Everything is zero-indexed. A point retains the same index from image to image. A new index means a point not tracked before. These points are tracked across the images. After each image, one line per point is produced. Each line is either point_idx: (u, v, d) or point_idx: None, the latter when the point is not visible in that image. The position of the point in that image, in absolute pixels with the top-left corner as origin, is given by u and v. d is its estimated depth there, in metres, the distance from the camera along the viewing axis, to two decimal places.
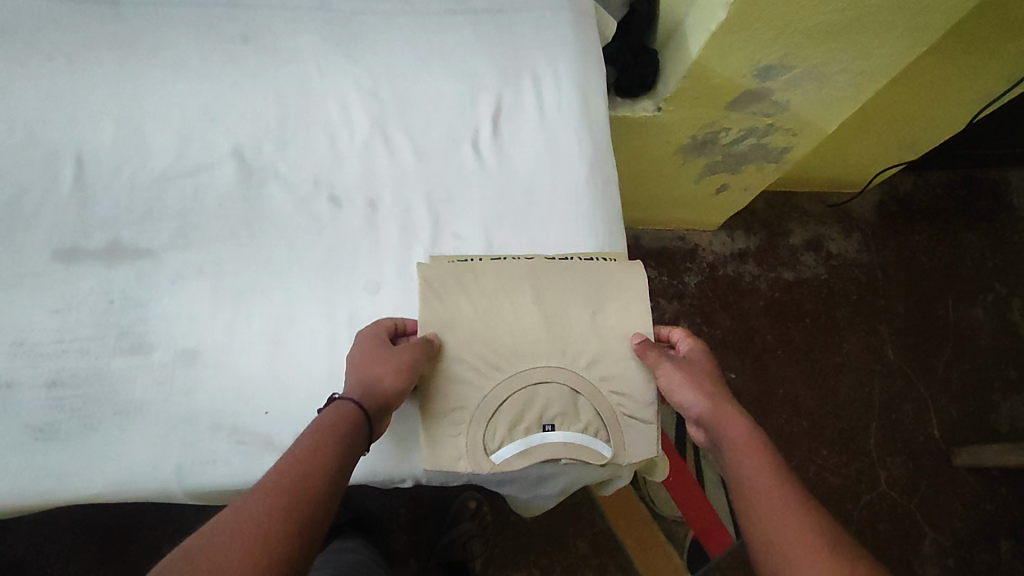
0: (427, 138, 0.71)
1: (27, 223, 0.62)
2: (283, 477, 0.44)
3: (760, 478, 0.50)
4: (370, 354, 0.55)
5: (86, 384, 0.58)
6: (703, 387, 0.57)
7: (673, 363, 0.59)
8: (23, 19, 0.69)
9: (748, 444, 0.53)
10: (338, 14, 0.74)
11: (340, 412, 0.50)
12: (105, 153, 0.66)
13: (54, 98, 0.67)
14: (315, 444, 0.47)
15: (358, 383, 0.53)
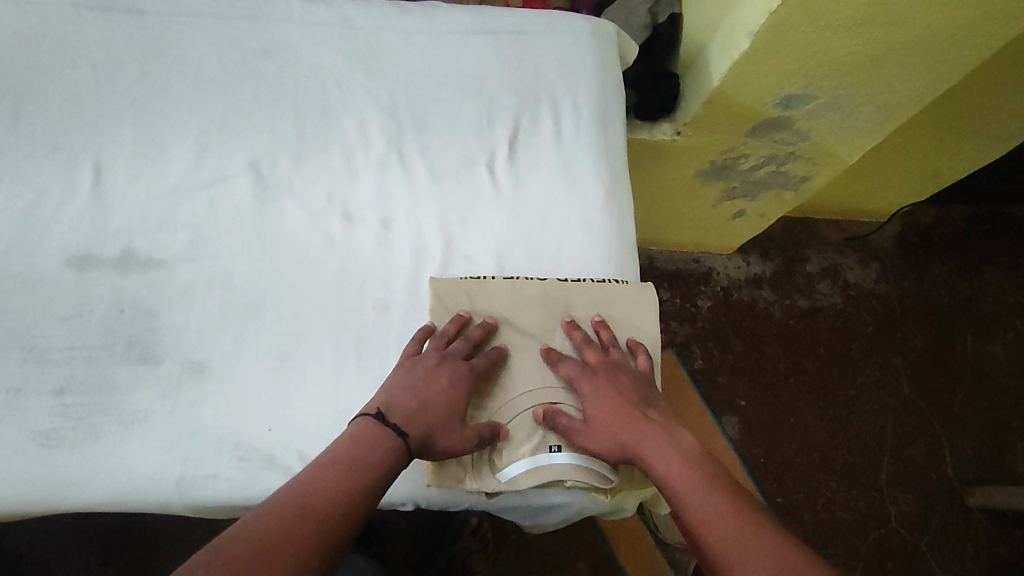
0: (443, 159, 0.71)
1: (43, 229, 0.63)
2: (353, 477, 0.47)
3: (694, 504, 0.48)
4: (450, 414, 0.55)
5: (93, 392, 0.58)
6: (614, 437, 0.55)
7: (577, 431, 0.57)
8: (50, 26, 0.70)
9: (673, 474, 0.51)
10: (359, 31, 0.74)
11: (392, 450, 0.50)
12: (123, 161, 0.66)
13: (77, 106, 0.67)
14: (351, 486, 0.47)
15: (423, 435, 0.53)
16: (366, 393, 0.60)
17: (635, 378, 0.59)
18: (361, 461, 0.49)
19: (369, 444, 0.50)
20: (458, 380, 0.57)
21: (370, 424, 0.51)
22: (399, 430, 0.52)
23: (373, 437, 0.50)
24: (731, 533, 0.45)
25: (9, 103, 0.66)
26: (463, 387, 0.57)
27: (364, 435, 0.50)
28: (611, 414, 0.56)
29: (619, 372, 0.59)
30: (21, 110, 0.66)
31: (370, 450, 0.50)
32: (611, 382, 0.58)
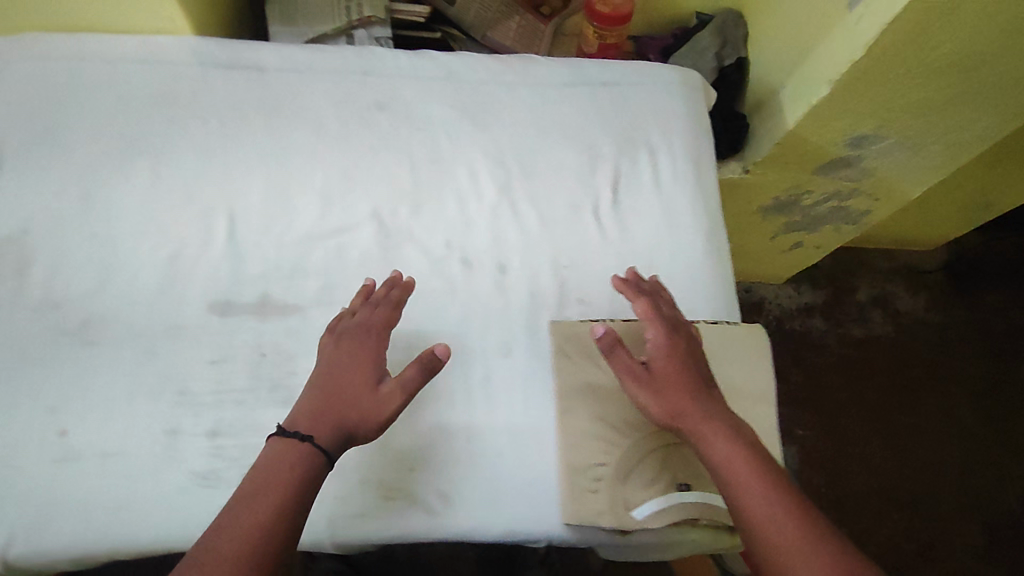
0: (551, 205, 0.74)
1: (185, 277, 0.66)
2: (263, 472, 0.53)
3: (742, 480, 0.54)
4: (360, 385, 0.59)
5: (244, 433, 0.62)
6: (674, 397, 0.60)
7: (636, 378, 0.61)
8: (179, 84, 0.73)
9: (725, 447, 0.56)
10: (465, 84, 0.78)
11: (294, 457, 0.54)
12: (255, 212, 0.70)
13: (209, 159, 0.71)
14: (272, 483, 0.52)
15: (336, 421, 0.57)
16: (491, 428, 0.65)
17: (695, 347, 0.64)
18: (273, 477, 0.52)
19: (277, 463, 0.53)
20: (358, 350, 0.61)
21: (275, 444, 0.55)
22: (305, 434, 0.55)
23: (281, 459, 0.54)
24: (773, 510, 0.51)
25: (149, 159, 0.70)
26: (358, 358, 0.60)
27: (273, 454, 0.54)
28: (677, 376, 0.61)
29: (685, 337, 0.64)
30: (158, 164, 0.70)
31: (280, 466, 0.53)
32: (680, 343, 0.63)
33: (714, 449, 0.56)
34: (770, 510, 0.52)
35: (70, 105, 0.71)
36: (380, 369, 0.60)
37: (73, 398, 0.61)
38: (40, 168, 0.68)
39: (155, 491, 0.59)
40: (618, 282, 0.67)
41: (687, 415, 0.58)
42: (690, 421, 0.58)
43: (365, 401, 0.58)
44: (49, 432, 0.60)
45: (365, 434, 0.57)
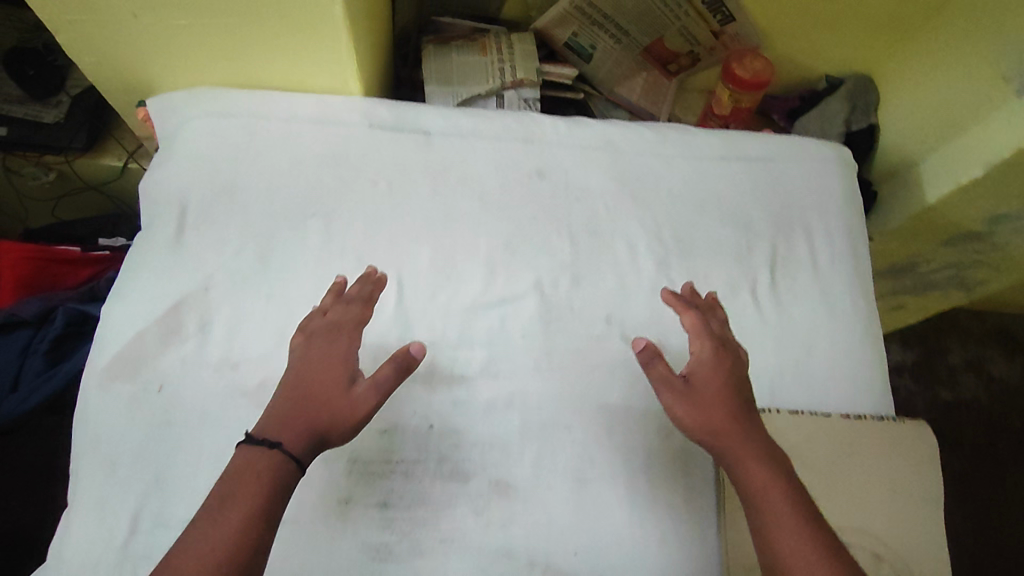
0: (709, 283, 0.73)
1: None
2: (238, 477, 0.50)
3: (779, 517, 0.52)
4: (332, 385, 0.56)
5: (414, 506, 0.62)
6: (714, 415, 0.56)
7: (679, 392, 0.58)
8: (352, 143, 0.78)
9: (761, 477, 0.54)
10: (623, 155, 0.79)
11: (271, 465, 0.51)
12: (422, 278, 0.71)
13: (378, 224, 0.74)
14: (251, 492, 0.50)
15: (306, 423, 0.54)
16: (653, 514, 0.64)
17: (739, 366, 0.60)
18: (242, 490, 0.50)
19: (246, 473, 0.51)
20: (330, 351, 0.59)
21: (243, 451, 0.52)
22: (272, 440, 0.52)
23: (253, 466, 0.51)
24: (806, 550, 0.50)
25: (320, 220, 0.74)
26: (331, 358, 0.58)
27: (242, 462, 0.51)
28: (720, 394, 0.58)
29: (731, 354, 0.61)
30: (331, 221, 0.74)
31: (250, 478, 0.50)
32: (726, 360, 0.60)
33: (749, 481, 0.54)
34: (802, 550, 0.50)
35: (249, 164, 0.76)
36: (349, 368, 0.58)
37: None
38: (222, 227, 0.72)
39: (330, 563, 0.59)
40: (668, 294, 0.65)
41: (728, 438, 0.56)
42: (728, 443, 0.56)
43: (334, 400, 0.55)
44: None
45: (338, 436, 0.55)
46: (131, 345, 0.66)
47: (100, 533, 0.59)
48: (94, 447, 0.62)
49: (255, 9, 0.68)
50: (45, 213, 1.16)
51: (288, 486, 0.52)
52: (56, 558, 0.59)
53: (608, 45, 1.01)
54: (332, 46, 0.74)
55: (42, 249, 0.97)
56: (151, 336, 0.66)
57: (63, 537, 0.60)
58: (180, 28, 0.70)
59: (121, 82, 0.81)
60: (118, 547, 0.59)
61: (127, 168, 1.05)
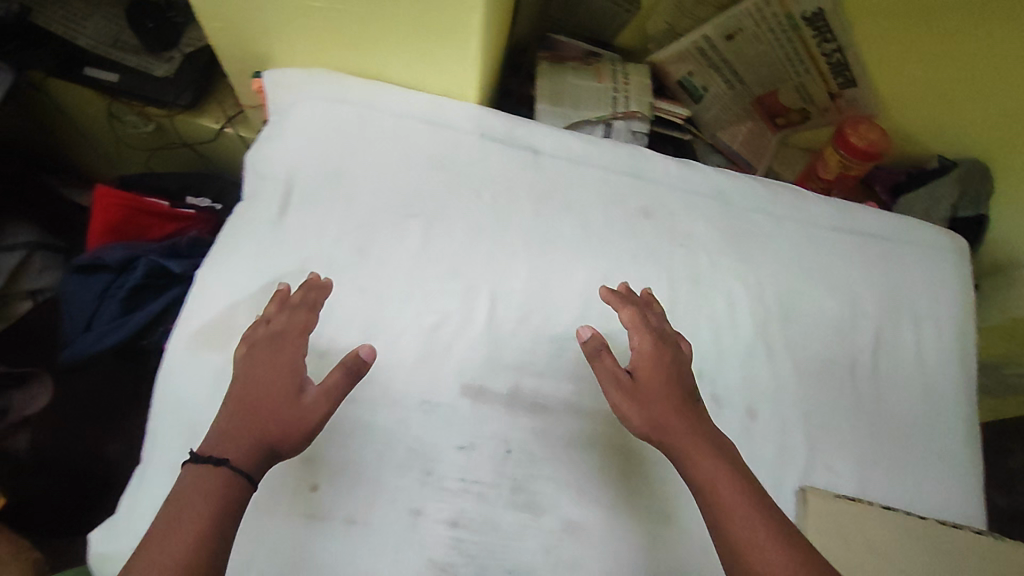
0: (805, 355, 0.71)
1: (443, 355, 0.67)
2: (183, 498, 0.51)
3: (727, 503, 0.52)
4: (279, 396, 0.56)
5: (483, 531, 0.60)
6: (658, 407, 0.56)
7: (622, 390, 0.58)
8: (461, 149, 0.76)
9: (710, 464, 0.54)
10: (732, 209, 0.77)
11: (218, 482, 0.51)
12: (517, 299, 0.70)
13: (483, 238, 0.73)
14: (197, 511, 0.50)
15: (254, 438, 0.54)
16: None
17: (681, 356, 0.60)
18: (190, 505, 0.50)
19: (191, 490, 0.51)
20: (274, 359, 0.58)
21: (190, 470, 0.52)
22: (219, 456, 0.53)
23: (200, 486, 0.51)
24: (755, 530, 0.50)
25: (422, 221, 0.73)
26: (277, 369, 0.58)
27: (188, 482, 0.52)
28: (663, 387, 0.58)
29: (671, 345, 0.61)
30: (432, 225, 0.72)
31: (197, 496, 0.51)
32: (666, 353, 0.60)
33: (700, 469, 0.54)
34: (756, 529, 0.50)
35: (357, 152, 0.75)
36: (297, 375, 0.57)
37: (326, 455, 0.61)
38: (325, 212, 0.72)
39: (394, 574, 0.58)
40: (604, 291, 0.64)
41: (671, 429, 0.55)
42: (673, 435, 0.55)
43: (281, 410, 0.55)
44: (303, 485, 0.60)
45: (288, 446, 0.55)
46: (225, 315, 0.67)
47: None
48: (178, 413, 0.63)
49: (394, 4, 0.68)
50: (138, 162, 1.19)
51: (240, 501, 0.52)
52: (127, 512, 0.60)
53: (720, 88, 0.99)
54: (459, 49, 0.73)
55: (141, 198, 0.99)
56: (244, 311, 0.67)
57: (137, 492, 0.61)
58: (313, 10, 0.71)
59: (243, 50, 0.82)
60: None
61: (223, 132, 1.05)
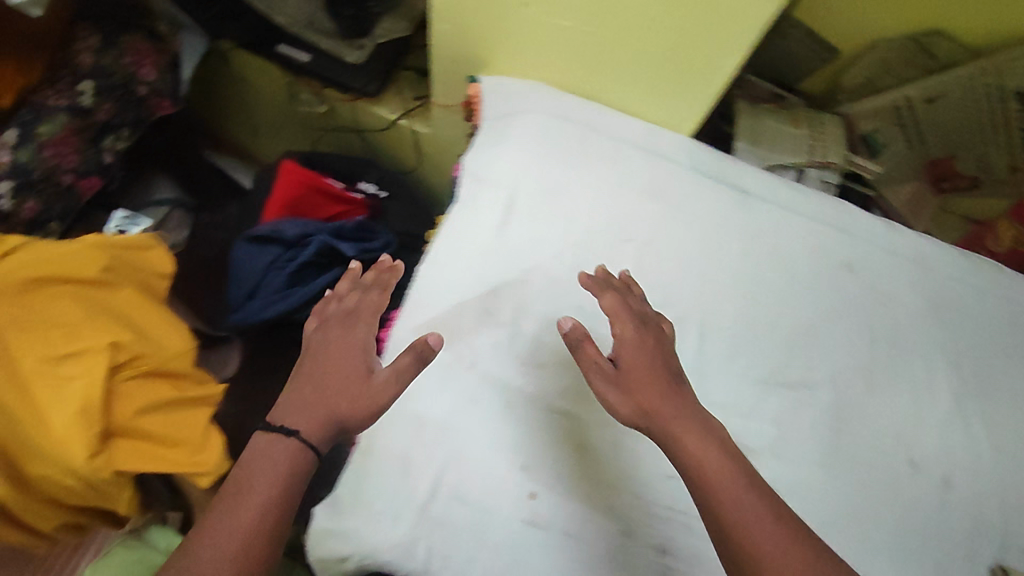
0: (1003, 434, 0.71)
1: None
2: (252, 466, 0.54)
3: (723, 493, 0.50)
4: (353, 374, 0.59)
5: (689, 561, 0.63)
6: (647, 394, 0.56)
7: (608, 377, 0.57)
8: (675, 180, 0.78)
9: (693, 444, 0.52)
10: (935, 275, 0.78)
11: (286, 453, 0.55)
12: (724, 337, 0.73)
13: (694, 273, 0.75)
14: (268, 481, 0.53)
15: (324, 413, 0.57)
16: None
17: (664, 339, 0.61)
18: (262, 476, 0.54)
19: (264, 458, 0.55)
20: (345, 337, 0.62)
21: (260, 439, 0.56)
22: (290, 427, 0.56)
23: (268, 456, 0.55)
24: (761, 526, 0.48)
25: (636, 246, 0.75)
26: (351, 348, 0.61)
27: (258, 451, 0.55)
28: (646, 372, 0.57)
29: (653, 330, 0.61)
30: (645, 252, 0.75)
31: (266, 467, 0.54)
32: (649, 337, 0.60)
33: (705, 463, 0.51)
34: (756, 525, 0.48)
35: (576, 171, 0.77)
36: (365, 359, 0.60)
37: (542, 465, 0.65)
38: (544, 225, 0.75)
39: None
40: (585, 277, 0.65)
41: (658, 415, 0.54)
42: (660, 420, 0.54)
43: (346, 387, 0.58)
44: (521, 491, 0.64)
45: (347, 422, 0.57)
46: (450, 314, 0.70)
47: (395, 480, 0.64)
48: (407, 400, 0.67)
49: (657, 30, 0.70)
50: (302, 141, 1.23)
51: (305, 471, 0.55)
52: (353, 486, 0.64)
53: (900, 147, 0.96)
54: (691, 87, 0.76)
55: (320, 179, 1.04)
56: (468, 311, 0.70)
57: (360, 467, 0.65)
58: (559, 28, 0.75)
59: (462, 55, 0.86)
60: (414, 504, 0.63)
61: (398, 124, 1.08)
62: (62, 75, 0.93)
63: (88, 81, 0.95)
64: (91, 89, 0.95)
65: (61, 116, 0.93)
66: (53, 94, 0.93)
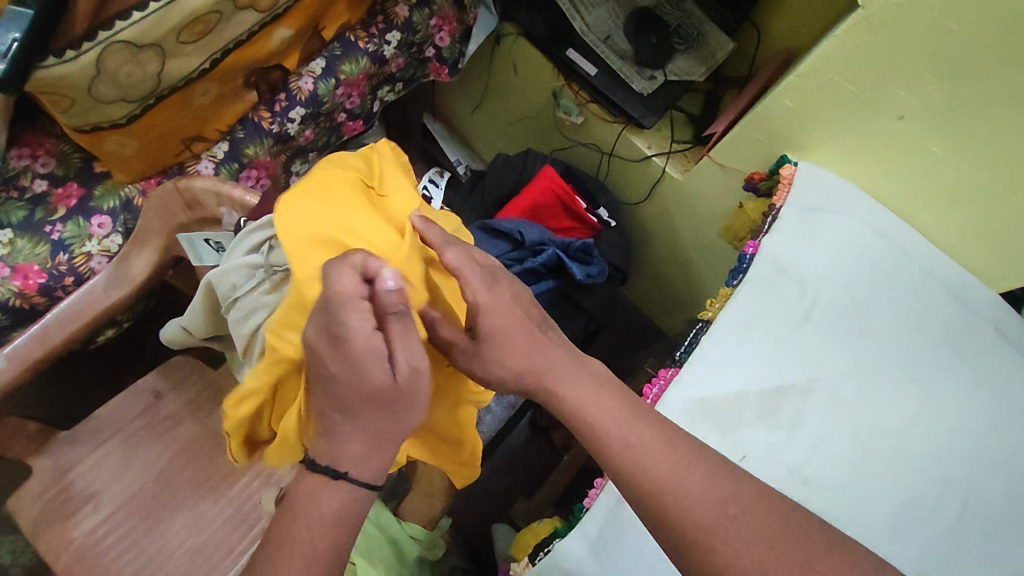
0: None
1: (907, 533, 0.66)
2: (308, 504, 0.46)
3: (644, 467, 0.50)
4: (371, 396, 0.44)
5: None
6: (517, 341, 0.54)
7: (470, 345, 0.54)
8: (974, 335, 0.75)
9: (575, 394, 0.53)
10: None
11: (342, 493, 0.46)
12: (987, 513, 0.67)
13: (962, 436, 0.70)
14: (325, 523, 0.46)
15: (370, 443, 0.46)
16: None
17: (518, 291, 0.57)
18: (309, 522, 0.45)
19: (309, 505, 0.46)
20: (342, 366, 0.44)
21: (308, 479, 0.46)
22: (336, 467, 0.45)
23: (323, 492, 0.46)
24: (726, 518, 0.48)
25: (922, 387, 0.71)
26: (346, 368, 0.44)
27: (308, 490, 0.46)
28: (503, 325, 0.54)
29: (505, 279, 0.56)
30: (929, 397, 0.71)
31: (322, 509, 0.46)
32: (504, 286, 0.56)
33: (707, 505, 0.48)
34: (741, 537, 0.47)
35: (880, 292, 0.75)
36: (379, 361, 0.44)
37: None
38: (838, 339, 0.73)
39: None
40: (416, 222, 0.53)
41: (532, 369, 0.54)
42: (532, 377, 0.54)
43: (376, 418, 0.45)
44: None
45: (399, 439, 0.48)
46: (734, 399, 0.70)
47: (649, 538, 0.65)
48: None
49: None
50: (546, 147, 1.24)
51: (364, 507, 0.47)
52: (602, 530, 0.66)
53: None
54: None
55: (570, 194, 1.05)
56: (753, 403, 0.70)
57: (615, 512, 0.66)
58: (925, 152, 0.74)
59: (783, 134, 0.83)
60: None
61: (650, 160, 1.05)
62: (377, 21, 0.95)
63: (396, 33, 0.96)
64: (395, 42, 0.96)
65: (364, 60, 0.94)
66: (364, 36, 0.94)
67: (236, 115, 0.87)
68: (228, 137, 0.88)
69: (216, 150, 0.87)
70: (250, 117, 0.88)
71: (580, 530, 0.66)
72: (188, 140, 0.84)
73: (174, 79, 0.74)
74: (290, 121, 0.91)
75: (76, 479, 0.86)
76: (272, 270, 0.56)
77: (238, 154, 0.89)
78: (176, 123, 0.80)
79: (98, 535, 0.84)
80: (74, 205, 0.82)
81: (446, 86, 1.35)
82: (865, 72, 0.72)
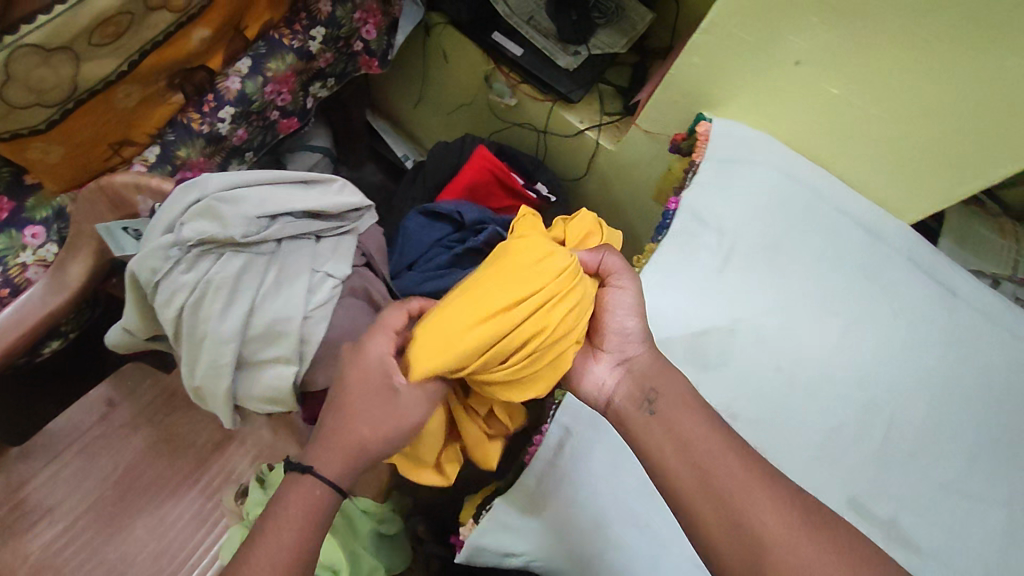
0: None
1: (832, 457, 0.69)
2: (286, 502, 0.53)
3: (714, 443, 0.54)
4: (362, 397, 0.55)
5: None
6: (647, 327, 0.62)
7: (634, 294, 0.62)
8: (889, 267, 0.77)
9: (681, 385, 0.59)
10: None
11: (320, 494, 0.54)
12: (910, 433, 0.69)
13: (885, 361, 0.72)
14: (301, 518, 0.53)
15: (348, 448, 0.55)
16: None
17: None
18: (287, 517, 0.53)
19: (295, 499, 0.53)
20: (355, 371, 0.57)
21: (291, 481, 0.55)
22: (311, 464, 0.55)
23: (302, 493, 0.54)
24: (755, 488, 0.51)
25: (842, 319, 0.74)
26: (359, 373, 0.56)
27: (292, 491, 0.54)
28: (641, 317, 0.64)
29: None
30: (850, 329, 0.74)
31: (299, 506, 0.53)
32: None
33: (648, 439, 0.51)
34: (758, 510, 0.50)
35: (798, 236, 0.78)
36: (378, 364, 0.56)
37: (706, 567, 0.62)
38: (758, 279, 0.76)
39: None
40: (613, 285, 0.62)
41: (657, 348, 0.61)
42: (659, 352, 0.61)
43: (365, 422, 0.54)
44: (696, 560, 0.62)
45: (378, 445, 0.55)
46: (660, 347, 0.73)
47: (584, 488, 0.66)
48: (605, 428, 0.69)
49: (921, 124, 0.74)
50: (486, 133, 1.26)
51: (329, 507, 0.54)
52: (540, 483, 0.68)
53: None
54: (936, 182, 0.78)
55: (505, 170, 1.07)
56: (679, 348, 0.73)
57: (553, 467, 0.68)
58: (826, 95, 0.77)
59: (697, 92, 0.86)
60: (593, 526, 0.64)
61: (583, 134, 1.07)
62: (300, 18, 0.96)
63: (320, 29, 0.97)
64: (320, 37, 0.98)
65: (290, 56, 0.95)
66: (288, 34, 0.95)
67: (165, 117, 0.88)
68: (159, 140, 0.90)
69: (148, 154, 0.89)
70: (179, 119, 0.90)
71: (518, 484, 0.68)
72: (116, 145, 0.85)
73: (93, 82, 0.75)
74: (221, 121, 0.92)
75: (32, 493, 0.86)
76: (186, 248, 0.57)
77: (170, 157, 0.90)
78: (100, 127, 0.81)
79: (56, 546, 0.84)
80: (6, 217, 0.82)
81: (386, 82, 1.37)
82: (761, 21, 0.75)
